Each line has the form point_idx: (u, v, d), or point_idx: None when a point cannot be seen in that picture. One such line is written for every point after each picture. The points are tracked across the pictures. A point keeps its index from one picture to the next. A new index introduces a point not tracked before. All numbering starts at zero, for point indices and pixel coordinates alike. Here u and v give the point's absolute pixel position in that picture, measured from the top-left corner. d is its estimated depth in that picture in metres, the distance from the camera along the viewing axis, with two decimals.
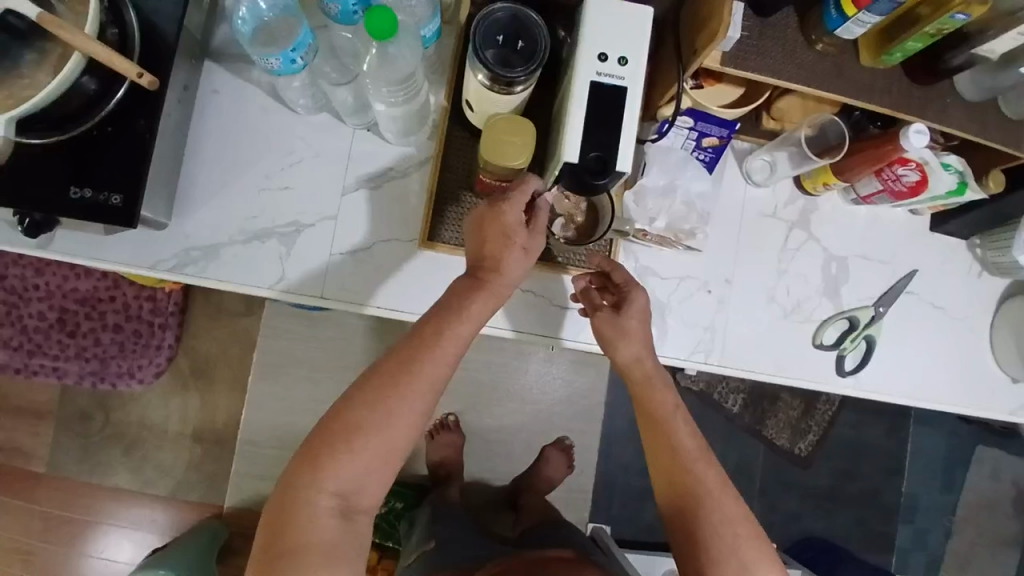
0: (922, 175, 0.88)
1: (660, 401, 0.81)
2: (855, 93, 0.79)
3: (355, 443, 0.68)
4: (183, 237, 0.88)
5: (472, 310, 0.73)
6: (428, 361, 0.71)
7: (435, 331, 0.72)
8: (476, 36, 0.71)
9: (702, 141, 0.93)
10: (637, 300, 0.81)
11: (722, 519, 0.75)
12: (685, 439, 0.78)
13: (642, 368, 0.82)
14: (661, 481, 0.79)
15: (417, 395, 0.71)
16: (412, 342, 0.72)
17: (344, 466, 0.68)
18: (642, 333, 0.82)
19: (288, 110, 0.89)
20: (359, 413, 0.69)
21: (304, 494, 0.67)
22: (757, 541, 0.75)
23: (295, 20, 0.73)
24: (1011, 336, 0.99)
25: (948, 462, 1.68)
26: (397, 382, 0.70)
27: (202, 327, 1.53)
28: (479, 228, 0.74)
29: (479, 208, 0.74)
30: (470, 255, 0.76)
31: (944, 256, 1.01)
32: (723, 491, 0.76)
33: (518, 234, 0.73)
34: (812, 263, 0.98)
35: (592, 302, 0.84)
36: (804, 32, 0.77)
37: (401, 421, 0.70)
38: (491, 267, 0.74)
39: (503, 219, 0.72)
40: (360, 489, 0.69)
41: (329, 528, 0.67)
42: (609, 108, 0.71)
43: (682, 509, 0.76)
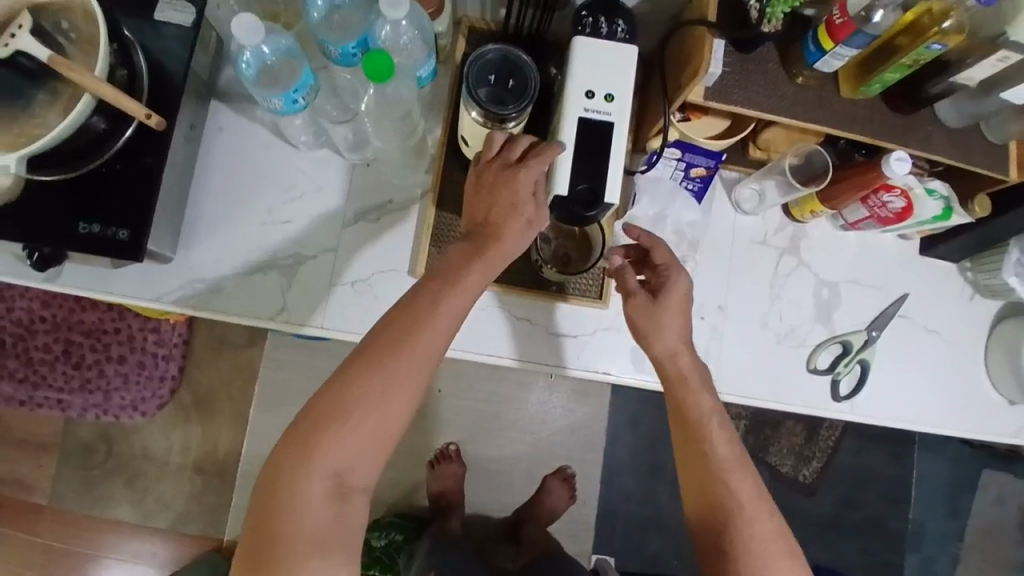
0: (907, 202, 0.89)
1: (694, 404, 0.79)
2: (838, 124, 0.81)
3: (348, 420, 0.66)
4: (187, 269, 0.90)
5: (469, 278, 0.70)
6: (423, 334, 0.68)
7: (431, 303, 0.69)
8: (469, 75, 0.74)
9: (690, 171, 0.94)
10: (677, 285, 0.80)
11: (753, 531, 0.75)
12: (721, 448, 0.77)
13: (676, 364, 0.80)
14: (692, 488, 0.78)
15: (410, 369, 0.67)
16: (407, 313, 0.69)
17: (337, 446, 0.66)
18: (678, 325, 0.80)
19: (290, 146, 0.93)
20: (352, 390, 0.67)
21: (296, 476, 0.65)
22: (787, 553, 0.75)
23: (298, 63, 0.76)
24: (1005, 358, 0.99)
25: (955, 488, 1.66)
26: (391, 355, 0.67)
27: (205, 358, 1.54)
28: (489, 190, 0.72)
29: (488, 169, 0.71)
30: (471, 214, 0.74)
31: (935, 280, 1.03)
32: (758, 504, 0.76)
33: (523, 206, 0.71)
34: (804, 289, 1.00)
35: (627, 284, 0.81)
36: (786, 67, 0.80)
37: (398, 399, 0.67)
38: (493, 232, 0.71)
39: (515, 182, 0.70)
40: (353, 468, 0.67)
41: (321, 509, 0.66)
42: (598, 142, 0.74)
43: (714, 516, 0.76)
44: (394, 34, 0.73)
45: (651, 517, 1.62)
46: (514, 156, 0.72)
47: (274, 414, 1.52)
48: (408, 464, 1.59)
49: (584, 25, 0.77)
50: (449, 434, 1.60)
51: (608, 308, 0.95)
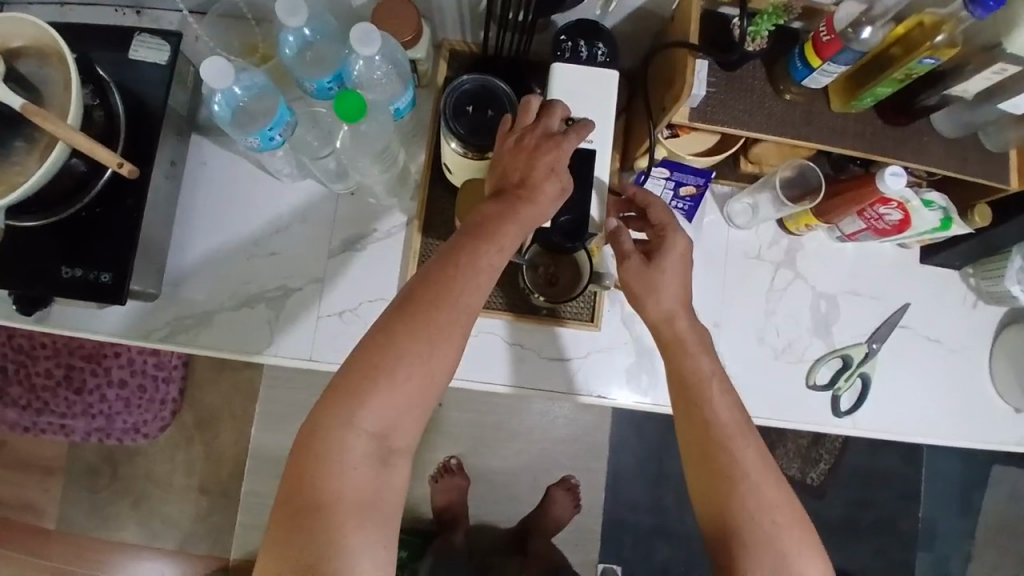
0: (904, 214, 0.86)
1: (691, 366, 0.75)
2: (828, 139, 0.79)
3: (393, 376, 0.62)
4: (175, 303, 0.90)
5: (505, 236, 0.64)
6: (464, 288, 0.64)
7: (469, 258, 0.64)
8: (446, 108, 0.73)
9: (679, 190, 0.92)
10: (674, 246, 0.76)
11: (759, 502, 0.70)
12: (722, 415, 0.73)
13: (673, 328, 0.76)
14: (691, 458, 0.74)
15: (452, 327, 0.63)
16: (446, 265, 0.64)
17: (381, 406, 0.62)
18: (678, 289, 0.76)
19: (274, 178, 0.92)
20: (392, 347, 0.62)
21: (334, 439, 0.62)
22: (797, 523, 0.71)
23: (272, 100, 0.75)
24: (1010, 365, 0.97)
25: (966, 485, 1.64)
26: (433, 310, 0.63)
27: (207, 378, 1.55)
28: (529, 154, 0.66)
29: (531, 136, 0.66)
30: (505, 173, 0.67)
31: (936, 289, 1.00)
32: (763, 472, 0.71)
33: (562, 175, 0.66)
34: (801, 303, 0.98)
35: (620, 246, 0.76)
36: (773, 83, 0.78)
37: (441, 357, 0.63)
38: (529, 195, 0.65)
39: (560, 150, 0.65)
40: (397, 429, 0.64)
41: (365, 471, 0.63)
42: (580, 170, 0.73)
43: (714, 488, 0.72)
44: (367, 69, 0.72)
45: (658, 524, 1.62)
46: (554, 124, 0.67)
47: (278, 433, 1.53)
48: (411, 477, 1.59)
49: (563, 50, 0.77)
50: (452, 446, 1.60)
51: (601, 330, 0.94)
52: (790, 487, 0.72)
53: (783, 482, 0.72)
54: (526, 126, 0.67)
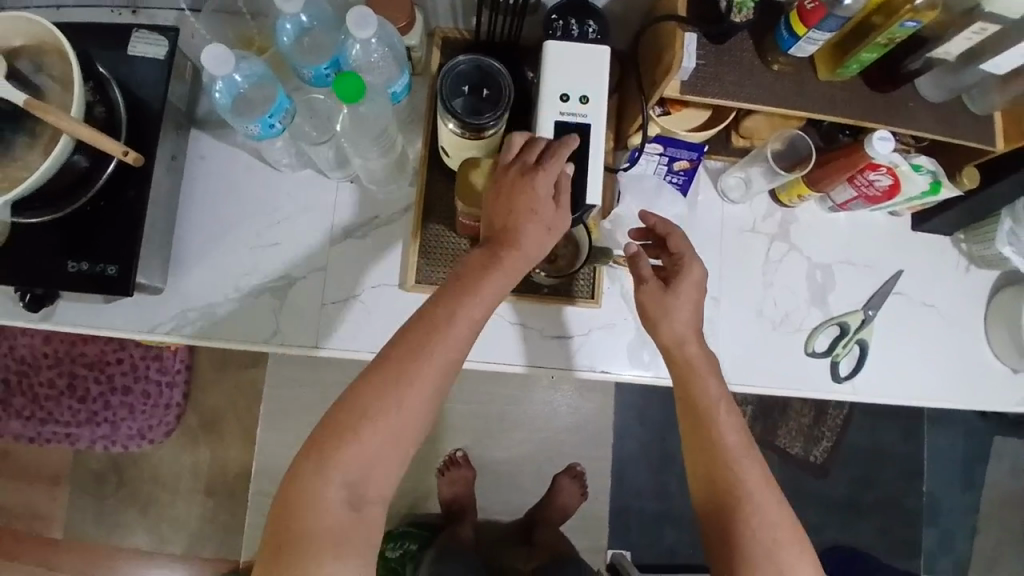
0: (894, 179, 0.88)
1: (701, 389, 0.77)
2: (816, 107, 0.81)
3: (363, 430, 0.66)
4: (181, 297, 0.91)
5: (483, 289, 0.69)
6: (437, 346, 0.67)
7: (449, 309, 0.68)
8: (443, 88, 0.75)
9: (673, 164, 0.93)
10: (692, 273, 0.80)
11: (762, 522, 0.72)
12: (730, 437, 0.75)
13: (684, 352, 0.79)
14: (698, 476, 0.76)
15: (425, 383, 0.67)
16: (420, 325, 0.68)
17: (352, 457, 0.66)
18: (690, 314, 0.80)
19: (273, 169, 0.93)
20: (365, 403, 0.66)
21: (312, 483, 0.65)
22: (797, 541, 0.72)
23: (272, 88, 0.77)
24: (1005, 326, 0.99)
25: (967, 458, 1.66)
26: (406, 369, 0.67)
27: (208, 381, 1.54)
28: (507, 195, 0.71)
29: (506, 173, 0.71)
30: (490, 221, 0.73)
31: (928, 254, 1.02)
32: (765, 492, 0.73)
33: (541, 215, 0.70)
34: (797, 274, 0.99)
35: (639, 270, 0.81)
36: (761, 54, 0.80)
37: (409, 415, 0.67)
38: (510, 239, 0.70)
39: (532, 189, 0.70)
40: (369, 480, 0.67)
41: (338, 516, 0.66)
42: (577, 145, 0.75)
43: (720, 506, 0.73)
44: (365, 52, 0.74)
45: (666, 508, 1.63)
46: (531, 161, 0.71)
47: (281, 432, 1.53)
48: (418, 471, 1.60)
49: (555, 29, 0.78)
50: (457, 439, 1.61)
51: (602, 308, 0.95)
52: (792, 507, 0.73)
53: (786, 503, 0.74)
54: (507, 164, 0.73)
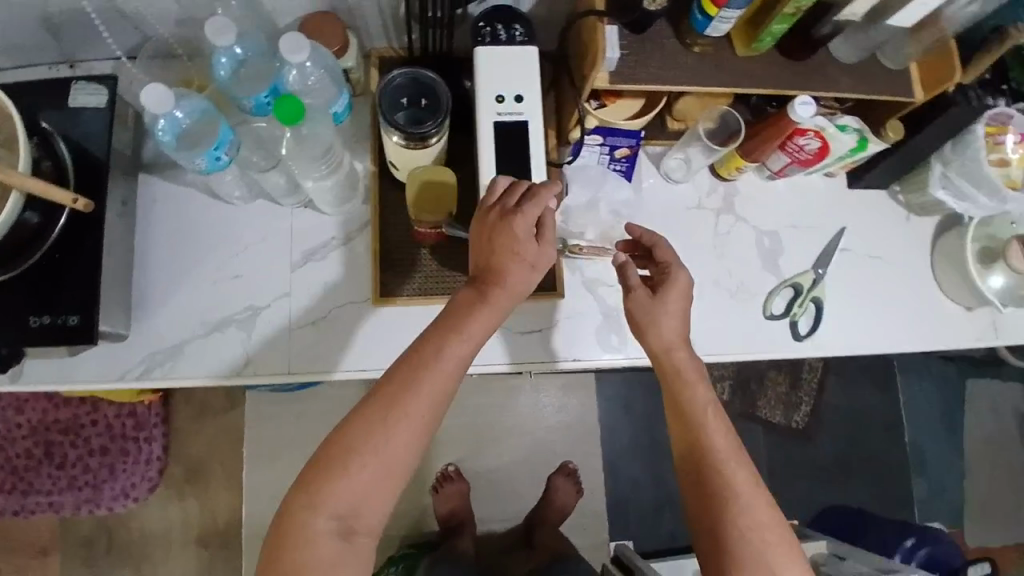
0: (823, 141, 0.93)
1: (691, 396, 0.80)
2: (739, 82, 0.85)
3: (353, 463, 0.67)
4: (147, 341, 0.91)
5: (470, 327, 0.71)
6: (426, 380, 0.69)
7: (436, 347, 0.70)
8: (382, 103, 0.78)
9: (615, 152, 0.98)
10: (680, 279, 0.83)
11: (750, 522, 0.74)
12: (719, 440, 0.77)
13: (672, 359, 0.82)
14: (688, 478, 0.78)
15: (414, 416, 0.69)
16: (411, 361, 0.70)
17: (343, 490, 0.67)
18: (677, 321, 0.82)
19: (226, 204, 0.94)
20: (355, 437, 0.68)
21: (301, 517, 0.67)
22: (784, 543, 0.74)
23: (215, 121, 0.80)
24: (952, 266, 1.05)
25: (941, 405, 1.72)
26: (396, 403, 0.68)
27: (188, 429, 1.52)
28: (488, 238, 0.73)
29: (487, 216, 0.73)
30: (476, 261, 0.75)
31: (867, 209, 1.07)
32: (753, 494, 0.75)
33: (524, 256, 0.72)
34: (746, 243, 1.03)
35: (628, 279, 0.83)
36: (680, 38, 0.84)
37: (399, 448, 0.68)
38: (496, 279, 0.72)
39: (512, 230, 0.71)
40: (361, 513, 0.68)
41: (328, 548, 0.67)
42: (517, 142, 0.78)
43: (708, 508, 0.75)
44: (302, 77, 0.75)
45: (662, 494, 1.65)
46: (511, 203, 0.73)
47: (268, 470, 1.51)
48: (412, 491, 1.60)
49: (484, 35, 0.81)
50: (447, 454, 1.61)
51: (565, 298, 0.98)
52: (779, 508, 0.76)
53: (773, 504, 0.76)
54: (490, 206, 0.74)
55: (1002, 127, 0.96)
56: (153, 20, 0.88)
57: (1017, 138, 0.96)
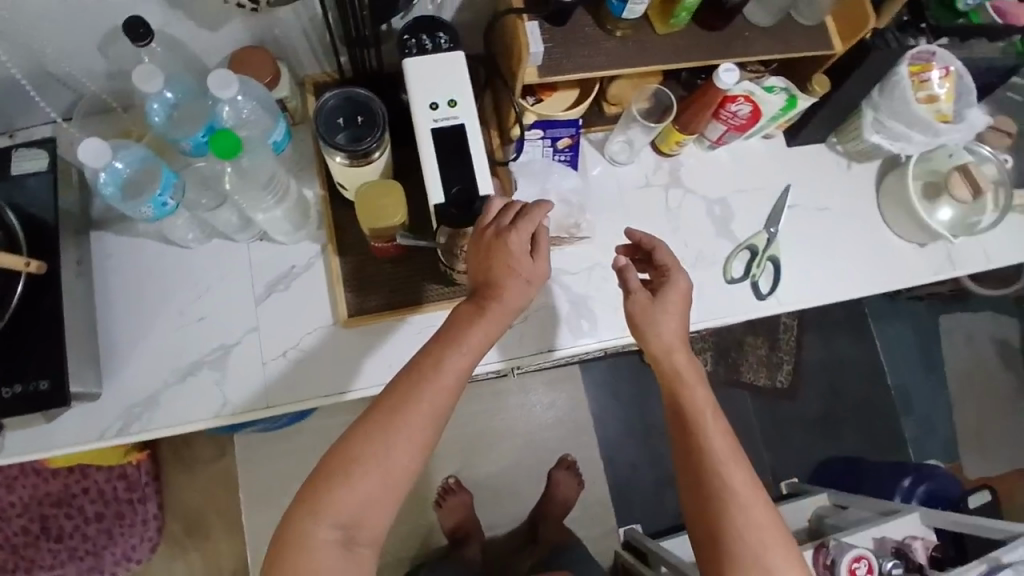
0: (753, 105, 0.97)
1: (689, 396, 0.80)
2: (662, 59, 0.88)
3: (354, 472, 0.69)
4: (121, 396, 0.90)
5: (469, 341, 0.72)
6: (426, 393, 0.70)
7: (435, 360, 0.71)
8: (320, 126, 0.79)
9: (557, 143, 0.99)
10: (678, 282, 0.83)
11: (747, 522, 0.74)
12: (716, 441, 0.77)
13: (672, 362, 0.82)
14: (686, 481, 0.78)
15: (415, 427, 0.70)
16: (413, 374, 0.72)
17: (346, 499, 0.68)
18: (676, 322, 0.83)
19: (181, 248, 0.94)
20: (356, 448, 0.69)
21: (304, 526, 0.68)
22: (781, 545, 0.74)
23: (156, 167, 0.80)
24: (897, 207, 1.08)
25: (917, 344, 1.76)
26: (395, 414, 0.70)
27: (181, 482, 1.50)
28: (484, 254, 0.74)
29: (483, 236, 0.74)
30: (473, 277, 0.76)
31: (809, 164, 1.11)
32: (751, 495, 0.75)
33: (520, 271, 0.73)
34: (698, 213, 1.06)
35: (628, 282, 0.83)
36: (600, 24, 0.87)
37: (400, 457, 0.69)
38: (494, 293, 0.73)
39: (506, 246, 0.73)
40: (363, 522, 0.69)
41: (330, 558, 0.68)
42: (457, 146, 0.79)
43: (705, 510, 0.76)
44: (235, 111, 0.79)
45: (662, 472, 1.66)
46: (505, 222, 0.74)
47: (268, 512, 1.50)
48: (416, 509, 1.59)
49: (410, 48, 0.81)
50: (446, 467, 1.61)
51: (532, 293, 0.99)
52: (776, 508, 0.76)
53: (772, 505, 0.76)
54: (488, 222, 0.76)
55: (925, 65, 0.99)
56: (82, 77, 0.89)
57: (940, 74, 1.00)
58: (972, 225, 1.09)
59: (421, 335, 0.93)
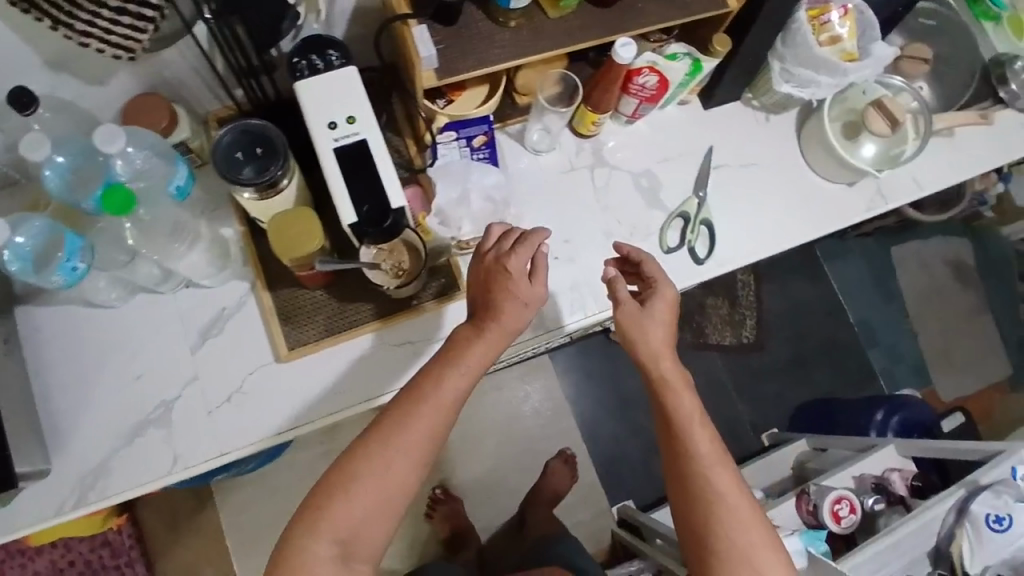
0: (660, 75, 0.96)
1: (677, 403, 0.81)
2: (559, 44, 0.88)
3: (353, 488, 0.71)
4: (71, 469, 0.88)
5: (469, 357, 0.76)
6: (422, 414, 0.74)
7: (435, 378, 0.75)
8: (219, 165, 0.77)
9: (473, 143, 0.99)
10: (666, 293, 0.85)
11: (735, 522, 0.77)
12: (702, 446, 0.79)
13: (658, 371, 0.82)
14: (675, 485, 0.81)
15: (414, 444, 0.73)
16: (414, 396, 0.75)
17: (344, 516, 0.71)
18: (661, 335, 0.82)
19: (108, 308, 0.91)
20: (357, 465, 0.72)
21: (303, 544, 0.70)
22: (767, 542, 0.78)
23: (58, 232, 0.78)
24: (820, 149, 1.08)
25: (872, 278, 1.80)
26: (395, 430, 0.73)
27: (165, 540, 1.48)
28: (484, 280, 0.79)
29: (485, 258, 0.80)
30: (472, 300, 0.81)
31: (729, 122, 1.11)
32: (736, 495, 0.78)
33: (520, 295, 0.78)
34: (626, 188, 1.06)
35: (618, 293, 0.84)
36: (493, 18, 0.86)
37: (398, 473, 0.72)
38: (493, 315, 0.78)
39: (507, 269, 0.78)
40: (360, 537, 0.72)
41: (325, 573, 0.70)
42: (361, 162, 0.77)
43: (693, 512, 0.79)
44: (128, 164, 0.78)
45: (646, 444, 1.68)
46: (505, 247, 0.80)
47: (261, 554, 1.48)
48: (409, 523, 1.59)
49: (301, 70, 0.80)
50: (432, 477, 1.60)
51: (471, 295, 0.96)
52: (760, 506, 0.79)
53: (756, 505, 0.79)
54: (492, 246, 0.81)
55: (823, 7, 0.99)
56: None
57: (839, 13, 0.99)
58: (896, 157, 1.09)
59: (365, 358, 0.93)
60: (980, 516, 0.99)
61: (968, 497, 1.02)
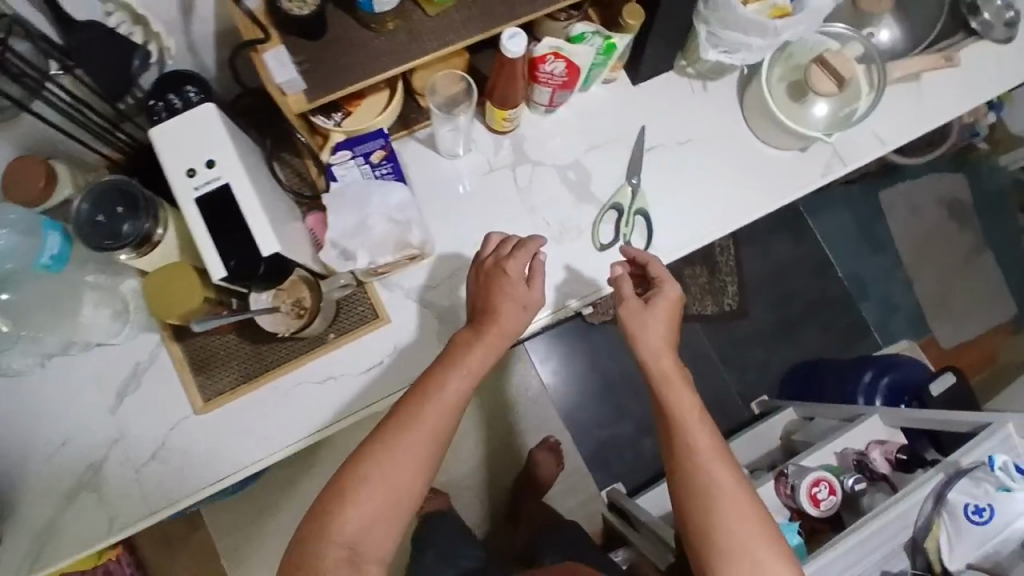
0: (567, 61, 0.87)
1: (676, 397, 0.77)
2: (443, 42, 0.79)
3: (360, 488, 0.69)
4: (13, 540, 0.87)
5: (469, 360, 0.76)
6: (425, 415, 0.72)
7: (438, 381, 0.74)
8: (84, 235, 0.73)
9: (372, 158, 0.89)
10: (669, 291, 0.81)
11: (740, 516, 0.71)
12: (700, 438, 0.75)
13: (664, 362, 0.79)
14: (674, 482, 0.75)
15: (420, 442, 0.71)
16: (417, 397, 0.73)
17: (351, 517, 0.68)
18: (666, 328, 0.80)
19: (21, 376, 0.89)
20: (363, 463, 0.70)
21: (313, 547, 0.67)
22: (775, 538, 0.71)
23: None
24: (762, 118, 0.99)
25: (861, 227, 1.68)
26: (400, 430, 0.71)
27: (163, 563, 1.51)
28: (485, 287, 0.80)
29: (484, 263, 0.82)
30: (473, 306, 0.81)
31: (661, 96, 1.02)
32: (740, 487, 0.73)
33: (518, 300, 0.79)
34: (552, 184, 0.98)
35: (620, 291, 0.82)
36: (363, 23, 0.77)
37: (402, 473, 0.70)
38: (491, 318, 0.78)
39: (505, 274, 0.79)
40: (366, 540, 0.68)
41: None
42: (224, 211, 0.71)
43: (694, 510, 0.72)
44: None
45: (631, 424, 1.64)
46: (503, 254, 0.81)
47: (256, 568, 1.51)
48: None
49: (158, 112, 0.75)
50: None
51: (392, 321, 0.92)
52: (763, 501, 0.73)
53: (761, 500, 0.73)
54: (484, 255, 0.83)
55: None
56: None
57: None
58: (847, 117, 0.98)
59: (288, 400, 0.89)
60: (957, 506, 0.93)
61: (948, 481, 0.96)
